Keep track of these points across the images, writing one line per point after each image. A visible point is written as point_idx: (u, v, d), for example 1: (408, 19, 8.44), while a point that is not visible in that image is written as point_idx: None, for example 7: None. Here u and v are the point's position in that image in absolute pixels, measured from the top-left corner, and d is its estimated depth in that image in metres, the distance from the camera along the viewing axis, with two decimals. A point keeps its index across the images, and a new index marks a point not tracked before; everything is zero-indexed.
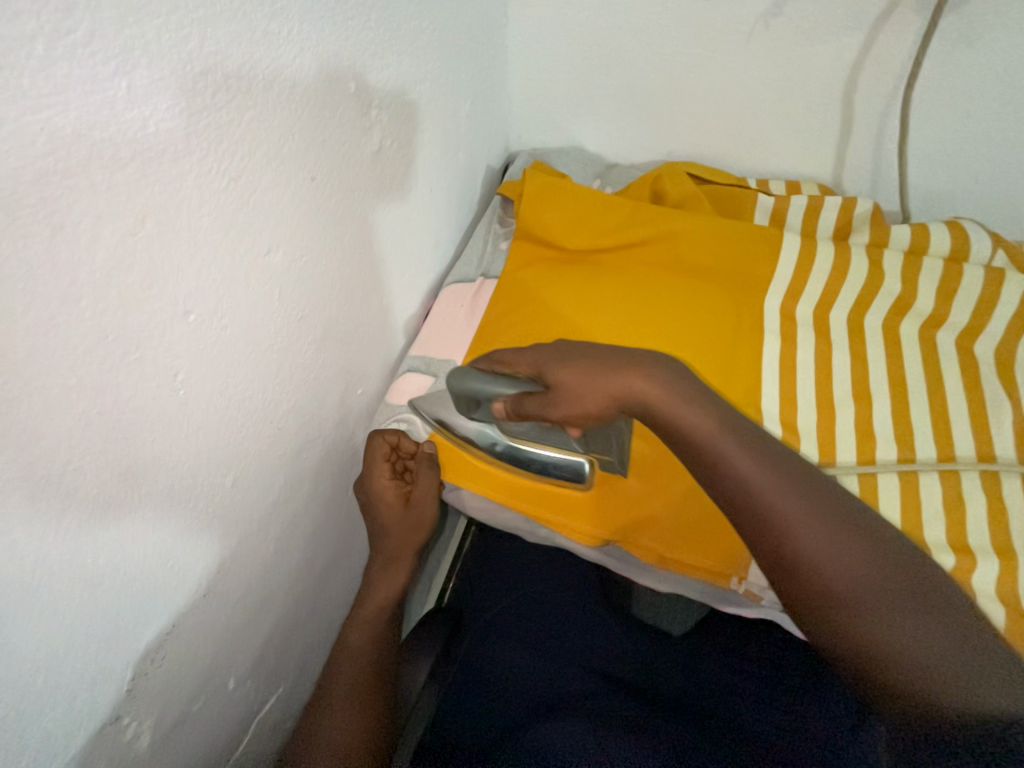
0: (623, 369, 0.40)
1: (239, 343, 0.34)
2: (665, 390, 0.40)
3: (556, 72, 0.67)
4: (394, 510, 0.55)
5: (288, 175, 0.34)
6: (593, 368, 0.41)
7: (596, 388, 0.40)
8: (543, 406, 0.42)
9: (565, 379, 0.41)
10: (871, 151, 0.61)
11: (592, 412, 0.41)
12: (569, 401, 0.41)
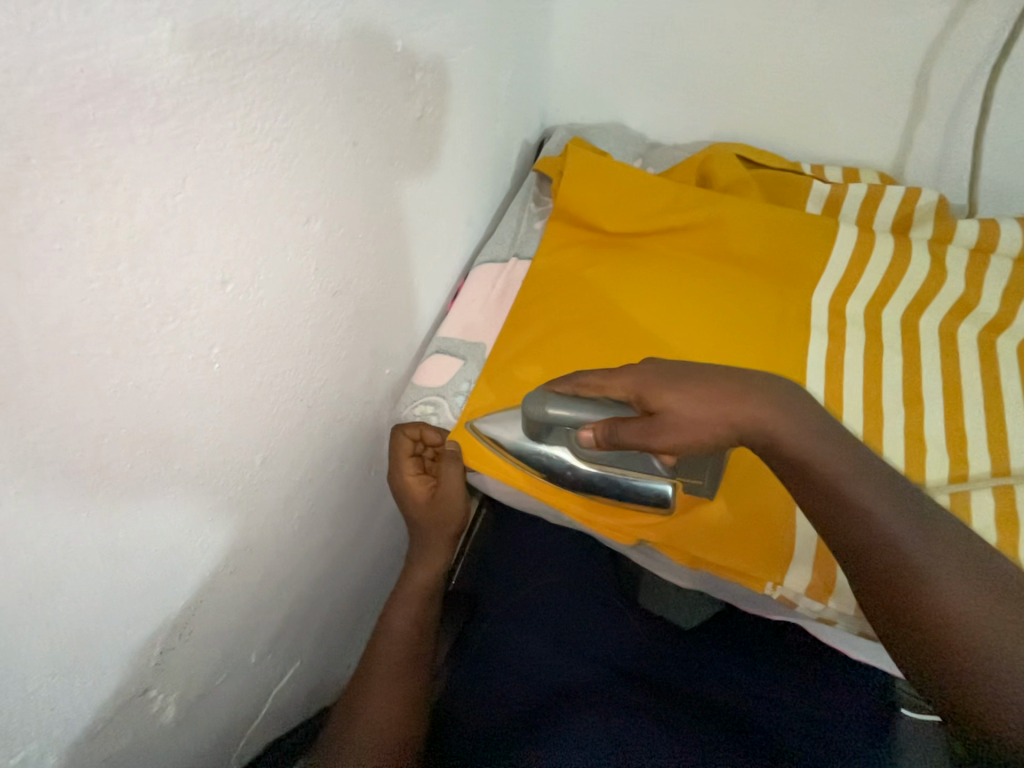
0: (738, 395, 0.37)
1: (274, 316, 0.33)
2: (765, 403, 0.36)
3: (603, 41, 0.63)
4: (421, 498, 0.56)
5: (330, 139, 0.32)
6: (703, 395, 0.37)
7: (707, 418, 0.37)
8: (644, 436, 0.38)
9: (673, 408, 0.37)
10: (939, 139, 0.57)
11: (700, 442, 0.37)
12: (677, 431, 0.37)
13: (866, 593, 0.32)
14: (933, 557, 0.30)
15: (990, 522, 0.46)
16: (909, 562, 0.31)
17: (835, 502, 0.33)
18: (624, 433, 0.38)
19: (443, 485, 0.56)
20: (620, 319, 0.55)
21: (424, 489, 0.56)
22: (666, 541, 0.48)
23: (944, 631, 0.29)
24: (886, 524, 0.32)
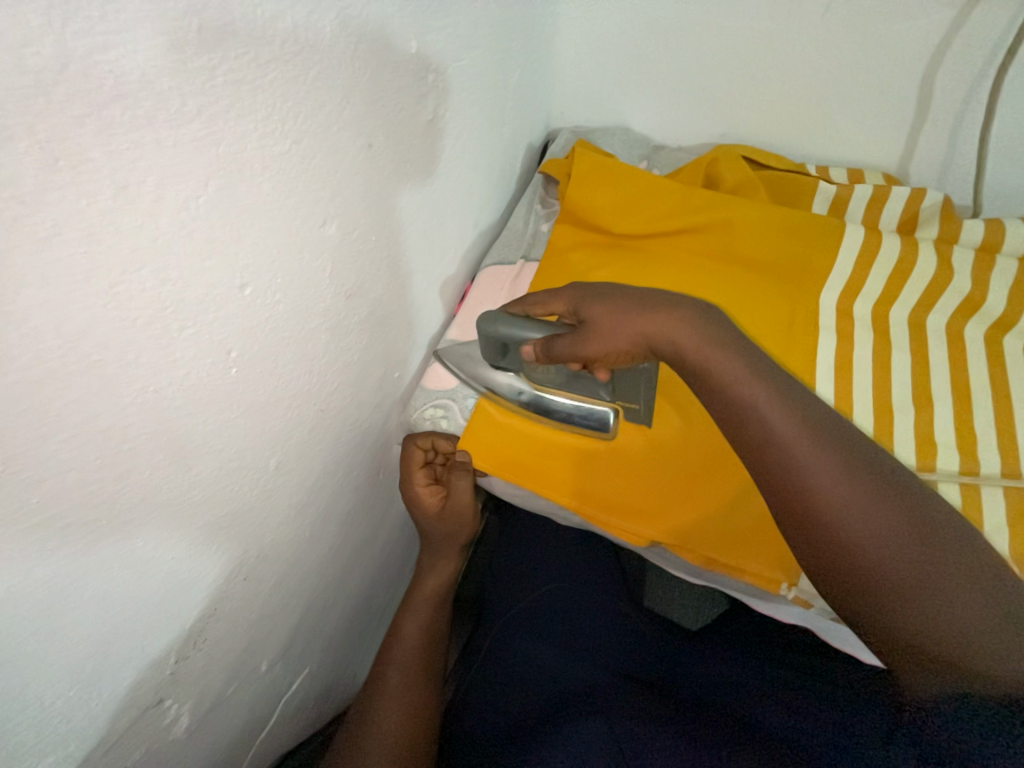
0: (656, 308, 0.38)
1: (291, 319, 0.32)
2: (674, 317, 0.38)
3: (608, 44, 0.63)
4: (433, 507, 0.57)
5: (347, 141, 0.32)
6: (627, 306, 0.39)
7: (624, 329, 0.39)
8: (573, 347, 0.41)
9: (596, 319, 0.40)
10: (944, 140, 0.57)
11: (623, 352, 0.40)
12: (599, 340, 0.40)
13: (828, 572, 0.33)
14: (883, 540, 0.32)
15: (1003, 520, 0.46)
16: (877, 555, 0.32)
17: (790, 471, 0.34)
18: (557, 345, 0.41)
19: (454, 493, 0.56)
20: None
21: (435, 499, 0.56)
22: (674, 539, 0.47)
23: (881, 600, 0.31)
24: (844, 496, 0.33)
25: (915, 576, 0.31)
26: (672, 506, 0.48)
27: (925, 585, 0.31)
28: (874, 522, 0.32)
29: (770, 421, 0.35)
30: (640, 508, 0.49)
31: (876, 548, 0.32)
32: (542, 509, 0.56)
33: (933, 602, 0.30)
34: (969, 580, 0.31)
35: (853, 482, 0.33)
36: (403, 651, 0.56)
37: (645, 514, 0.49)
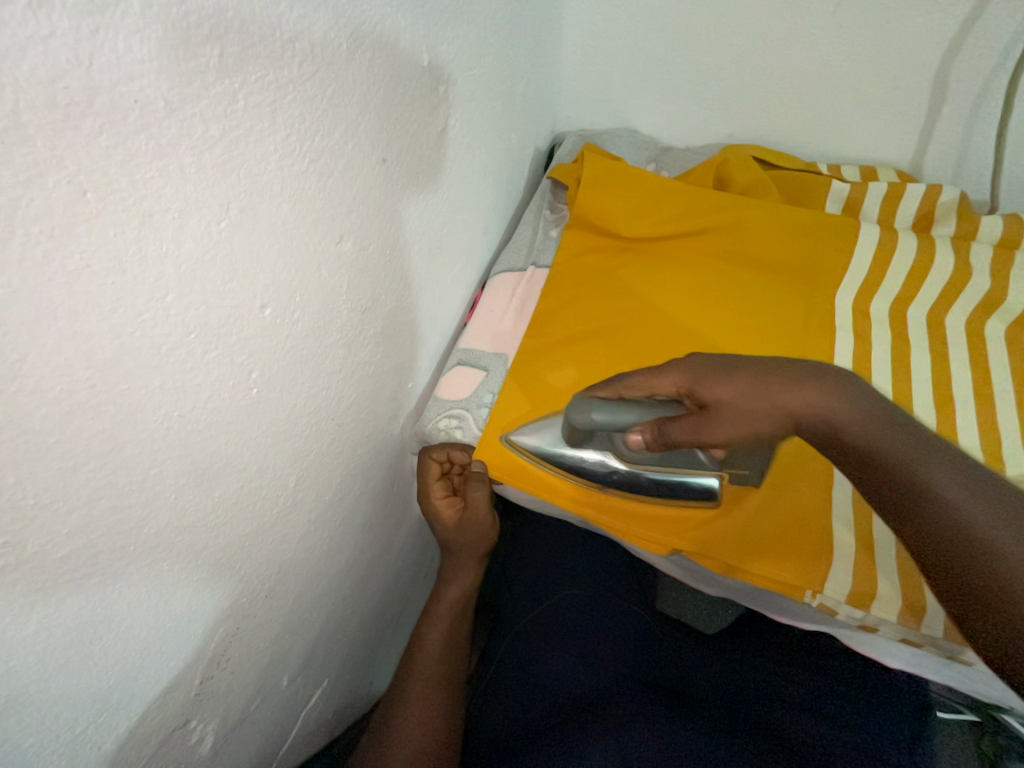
0: (793, 382, 0.36)
1: (308, 336, 0.32)
2: (809, 381, 0.36)
3: (615, 47, 0.62)
4: (446, 519, 0.57)
5: (362, 156, 0.32)
6: (759, 385, 0.36)
7: (762, 407, 0.36)
8: (699, 431, 0.37)
9: (726, 402, 0.37)
10: (959, 136, 0.56)
11: (756, 431, 0.37)
12: (733, 422, 0.37)
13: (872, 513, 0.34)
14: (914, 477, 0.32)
15: None
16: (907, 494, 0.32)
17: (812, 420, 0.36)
18: (675, 432, 0.38)
19: (471, 502, 0.56)
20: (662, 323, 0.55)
21: (450, 511, 0.56)
22: (692, 547, 0.47)
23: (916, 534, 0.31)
24: (863, 433, 0.34)
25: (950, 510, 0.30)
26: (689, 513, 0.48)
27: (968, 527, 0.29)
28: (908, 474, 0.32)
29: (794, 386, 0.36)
30: (656, 517, 0.48)
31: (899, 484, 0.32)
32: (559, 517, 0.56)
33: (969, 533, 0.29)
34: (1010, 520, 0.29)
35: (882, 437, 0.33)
36: (423, 661, 0.56)
37: (665, 522, 0.48)
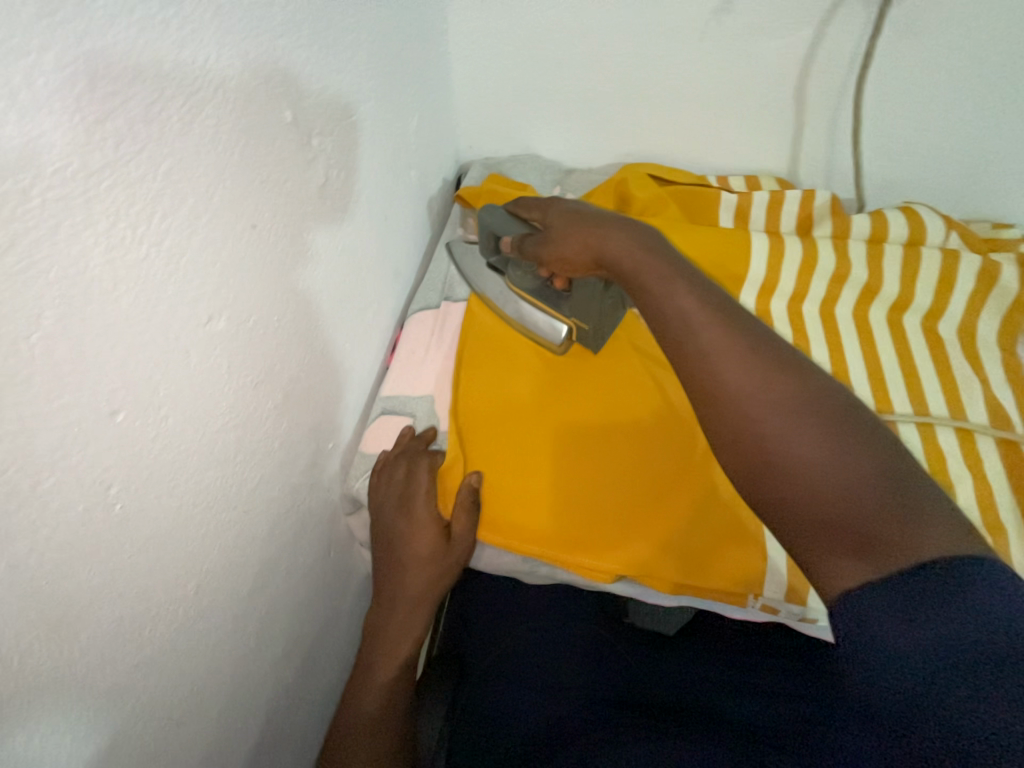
0: (604, 225, 0.44)
1: (186, 430, 0.29)
2: (615, 231, 0.43)
3: (502, 77, 0.63)
4: (429, 535, 0.48)
5: (224, 227, 0.29)
6: (585, 217, 0.45)
7: (572, 235, 0.45)
8: (535, 246, 0.48)
9: (555, 227, 0.47)
10: (823, 144, 0.61)
11: (570, 258, 0.46)
12: (553, 244, 0.46)
13: (731, 456, 0.31)
14: (783, 413, 0.30)
15: None
16: (772, 429, 0.30)
17: (702, 355, 0.34)
18: (526, 243, 0.49)
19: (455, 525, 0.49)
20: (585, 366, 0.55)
21: (433, 527, 0.48)
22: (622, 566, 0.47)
23: (775, 467, 0.29)
24: (768, 395, 0.31)
25: (815, 445, 0.28)
26: (626, 532, 0.48)
27: (824, 463, 0.28)
28: (770, 412, 0.30)
29: (688, 316, 0.36)
30: (599, 540, 0.48)
31: (765, 421, 0.30)
32: (507, 570, 0.54)
33: (830, 469, 0.28)
34: (884, 464, 0.27)
35: (764, 376, 0.32)
36: (365, 714, 0.46)
37: (611, 547, 0.48)
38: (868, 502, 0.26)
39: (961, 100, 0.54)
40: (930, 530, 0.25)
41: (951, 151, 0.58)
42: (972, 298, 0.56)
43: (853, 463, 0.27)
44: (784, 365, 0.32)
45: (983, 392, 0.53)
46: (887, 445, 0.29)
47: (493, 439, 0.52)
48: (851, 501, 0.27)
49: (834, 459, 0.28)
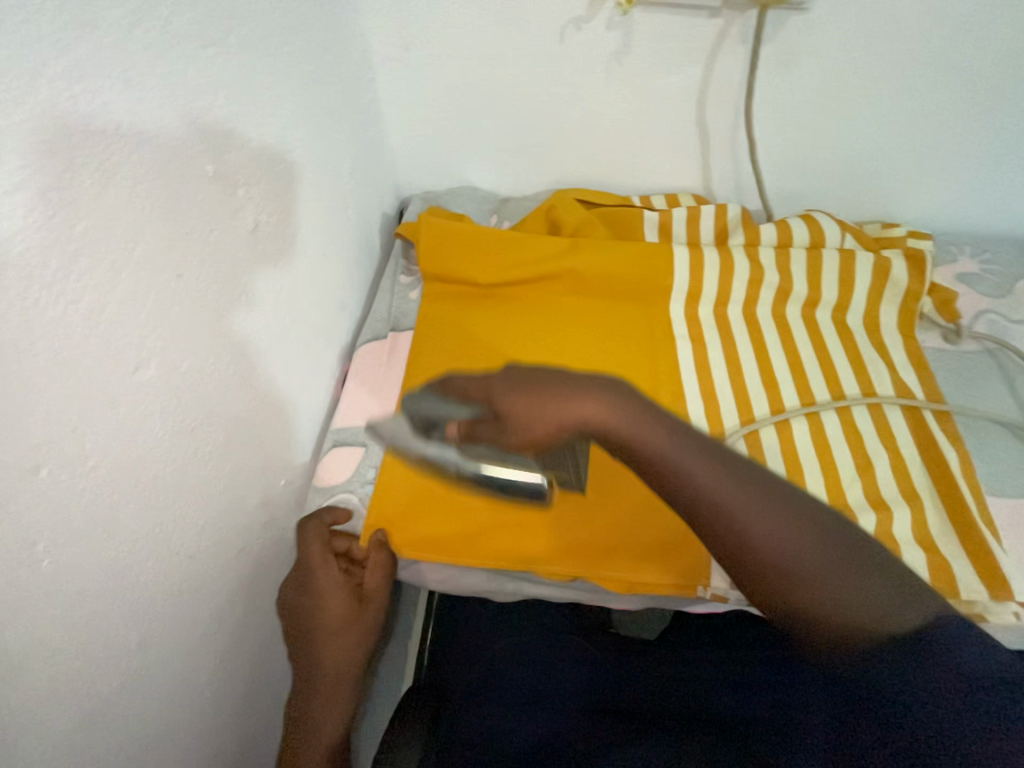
0: (579, 395, 0.33)
1: (119, 479, 0.30)
2: (595, 398, 0.33)
3: (432, 117, 0.67)
4: (340, 604, 0.46)
5: (147, 281, 0.30)
6: (545, 389, 0.33)
7: (546, 419, 0.33)
8: (495, 440, 0.34)
9: (515, 408, 0.33)
10: (730, 163, 0.67)
11: (551, 442, 0.33)
12: (522, 431, 0.33)
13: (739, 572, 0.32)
14: (775, 527, 0.31)
15: (854, 470, 0.53)
16: (771, 549, 0.31)
17: (687, 486, 0.32)
18: (481, 434, 0.35)
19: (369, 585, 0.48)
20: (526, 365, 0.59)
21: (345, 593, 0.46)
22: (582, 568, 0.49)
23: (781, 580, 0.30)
24: (754, 513, 0.31)
25: (809, 553, 0.30)
26: (581, 537, 0.50)
27: (822, 569, 0.30)
28: (764, 528, 0.31)
29: (668, 450, 0.33)
30: (553, 544, 0.50)
31: (762, 544, 0.31)
32: (472, 590, 0.54)
33: (826, 571, 0.30)
34: (855, 553, 0.31)
35: (750, 496, 0.31)
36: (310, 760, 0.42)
37: (563, 550, 0.50)
38: (860, 596, 0.29)
39: (839, 119, 0.61)
40: (889, 601, 0.29)
41: (838, 163, 0.66)
42: (872, 291, 0.62)
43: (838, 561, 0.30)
44: (759, 477, 0.33)
45: (890, 373, 0.59)
46: (846, 533, 0.31)
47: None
48: (848, 598, 0.29)
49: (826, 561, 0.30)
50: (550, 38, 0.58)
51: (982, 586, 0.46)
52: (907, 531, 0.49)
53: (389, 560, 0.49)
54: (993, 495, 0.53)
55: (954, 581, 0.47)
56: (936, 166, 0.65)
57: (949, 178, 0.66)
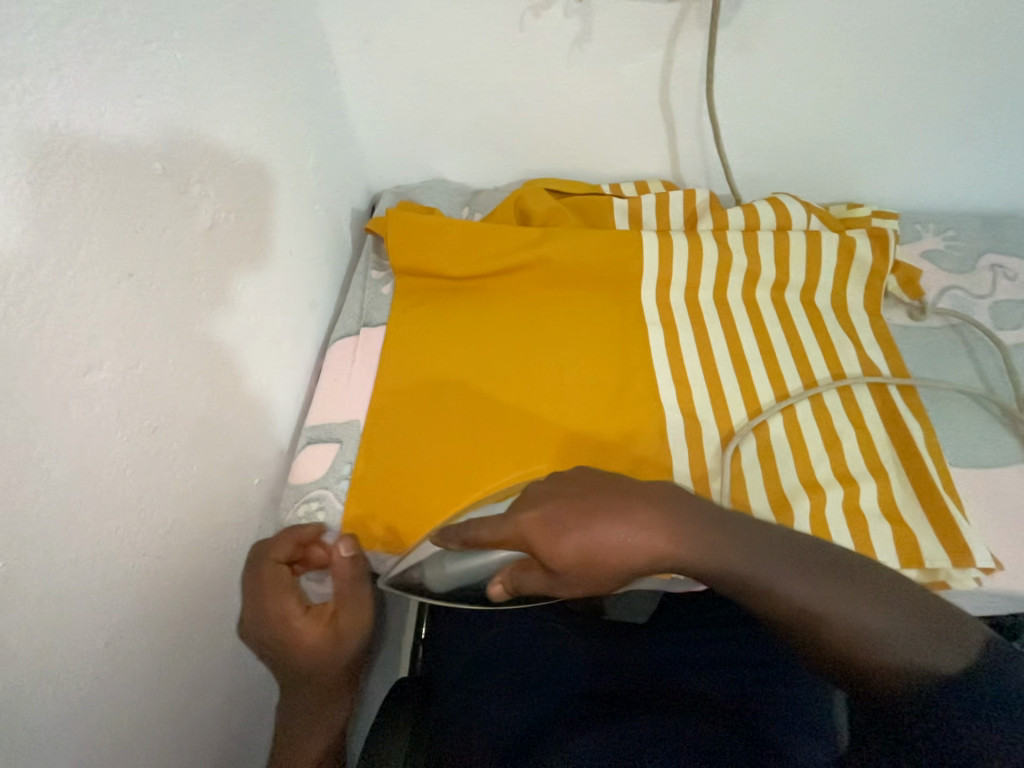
0: (640, 535, 0.35)
1: (74, 480, 0.30)
2: (636, 528, 0.35)
3: (398, 110, 0.66)
4: (311, 633, 0.42)
5: (95, 282, 0.31)
6: (599, 541, 0.35)
7: (604, 577, 0.36)
8: (543, 583, 0.38)
9: (564, 576, 0.36)
10: (698, 148, 0.68)
11: (606, 588, 0.38)
12: (571, 585, 0.37)
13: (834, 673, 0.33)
14: (846, 612, 0.33)
15: (822, 447, 0.54)
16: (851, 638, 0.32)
17: (754, 593, 0.35)
18: (528, 584, 0.39)
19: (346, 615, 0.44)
20: (482, 359, 0.59)
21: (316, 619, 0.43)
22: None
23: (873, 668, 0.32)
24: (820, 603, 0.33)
25: (885, 630, 0.32)
26: None
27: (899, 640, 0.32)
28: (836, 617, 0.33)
29: (723, 559, 0.35)
30: None
31: (840, 635, 0.33)
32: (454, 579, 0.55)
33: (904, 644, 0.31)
34: (917, 611, 0.32)
35: (810, 587, 0.34)
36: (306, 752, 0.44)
37: None
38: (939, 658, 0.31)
39: (801, 101, 0.62)
40: (937, 648, 0.31)
41: (802, 145, 0.66)
42: (839, 271, 0.63)
43: (909, 627, 0.32)
44: (808, 564, 0.35)
45: (857, 351, 0.60)
46: (900, 588, 0.34)
47: (413, 435, 0.55)
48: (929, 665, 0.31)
49: (901, 634, 0.32)
50: (510, 26, 0.57)
51: (945, 554, 0.48)
52: (873, 503, 0.50)
53: (361, 585, 0.46)
54: (954, 465, 0.54)
55: (919, 550, 0.48)
56: (898, 144, 0.66)
57: (911, 156, 0.67)
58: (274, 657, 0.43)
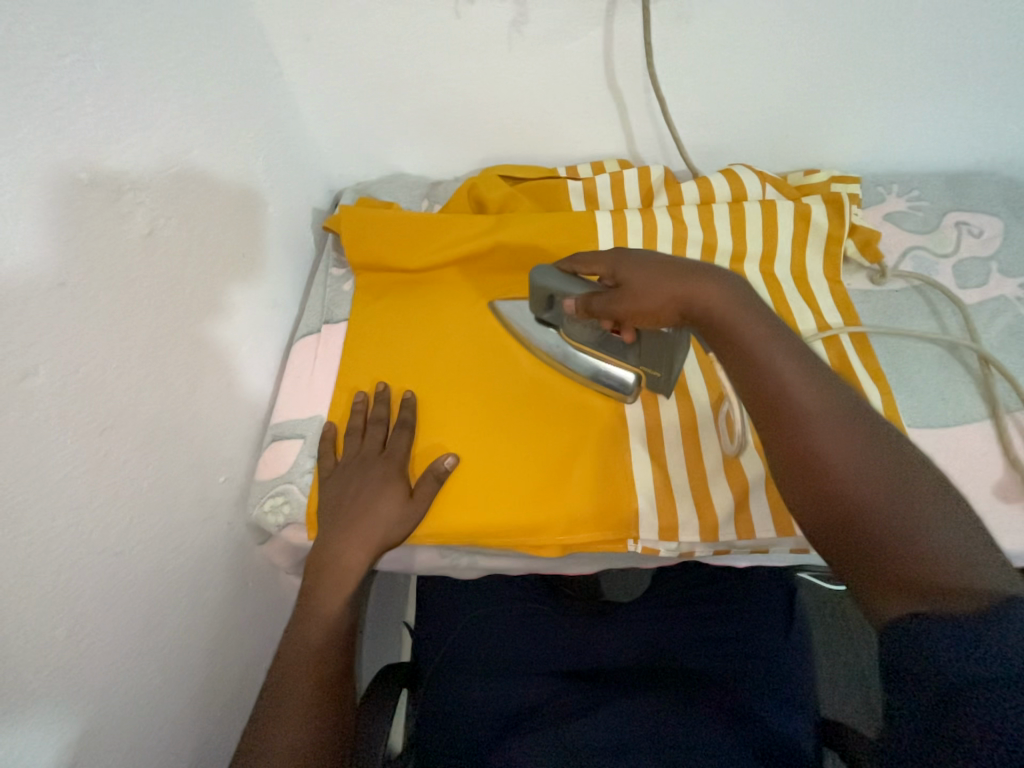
0: (699, 276, 0.41)
1: (18, 484, 0.32)
2: (695, 285, 0.40)
3: (349, 107, 0.67)
4: (392, 493, 0.50)
5: (21, 294, 0.32)
6: (659, 271, 0.42)
7: (656, 291, 0.41)
8: (606, 301, 0.44)
9: (631, 280, 0.42)
10: (650, 124, 0.67)
11: (653, 313, 0.42)
12: (628, 300, 0.42)
13: (822, 496, 0.34)
14: (871, 457, 0.34)
15: None
16: (861, 480, 0.33)
17: (788, 405, 0.37)
18: (596, 301, 0.45)
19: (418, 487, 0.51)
20: (438, 337, 0.61)
21: (398, 483, 0.51)
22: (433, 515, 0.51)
23: (871, 505, 0.33)
24: (848, 442, 0.35)
25: (902, 493, 0.32)
26: (518, 504, 0.51)
27: (913, 509, 0.32)
28: (858, 458, 0.34)
29: (777, 369, 0.38)
30: (498, 509, 0.51)
31: (851, 467, 0.34)
32: (429, 566, 0.57)
33: (919, 512, 0.32)
34: (950, 510, 0.32)
35: (844, 431, 0.35)
36: (306, 649, 0.45)
37: (509, 513, 0.51)
38: (941, 539, 0.31)
39: (749, 69, 0.61)
40: (976, 568, 0.29)
41: (756, 115, 0.66)
42: (797, 239, 0.62)
43: (932, 512, 0.32)
44: (857, 421, 0.36)
45: (816, 320, 0.59)
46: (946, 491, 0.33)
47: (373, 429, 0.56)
48: (937, 544, 0.31)
49: (919, 505, 0.32)
50: (447, 14, 0.57)
51: None
52: None
53: (432, 484, 0.51)
54: (914, 428, 0.54)
55: None
56: (855, 104, 0.65)
57: (869, 117, 0.66)
58: (346, 494, 0.51)
